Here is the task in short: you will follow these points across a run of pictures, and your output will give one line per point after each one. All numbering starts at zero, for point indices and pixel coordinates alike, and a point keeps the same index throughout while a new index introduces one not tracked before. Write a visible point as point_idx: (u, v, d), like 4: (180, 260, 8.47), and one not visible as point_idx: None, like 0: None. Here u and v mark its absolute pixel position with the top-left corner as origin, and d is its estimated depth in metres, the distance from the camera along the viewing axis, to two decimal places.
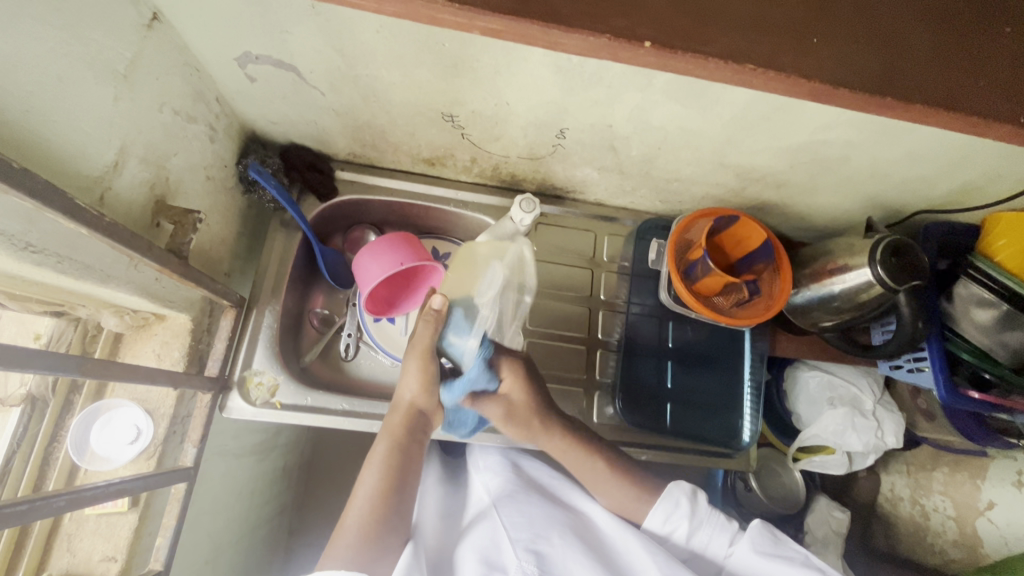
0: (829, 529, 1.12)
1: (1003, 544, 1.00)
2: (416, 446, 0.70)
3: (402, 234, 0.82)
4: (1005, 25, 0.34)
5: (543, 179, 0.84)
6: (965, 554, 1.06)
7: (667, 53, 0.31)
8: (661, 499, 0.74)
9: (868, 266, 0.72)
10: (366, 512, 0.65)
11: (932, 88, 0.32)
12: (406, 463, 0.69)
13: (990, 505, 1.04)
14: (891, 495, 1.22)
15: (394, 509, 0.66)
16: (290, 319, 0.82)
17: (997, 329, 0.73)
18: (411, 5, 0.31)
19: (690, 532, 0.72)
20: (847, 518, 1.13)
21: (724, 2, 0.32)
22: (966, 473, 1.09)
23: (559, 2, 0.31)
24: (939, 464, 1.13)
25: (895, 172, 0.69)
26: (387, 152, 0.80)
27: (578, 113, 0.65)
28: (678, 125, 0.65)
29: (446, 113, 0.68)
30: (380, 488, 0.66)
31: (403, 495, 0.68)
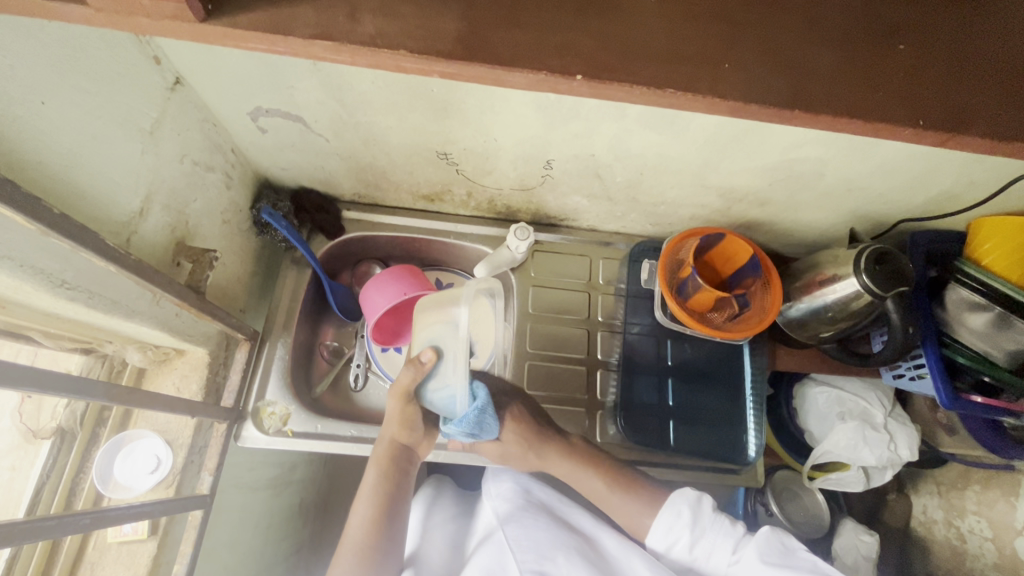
0: (858, 555, 1.09)
1: None
2: (403, 477, 0.72)
3: (405, 266, 0.87)
4: (901, 42, 0.38)
5: (536, 209, 0.88)
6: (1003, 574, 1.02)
7: (597, 84, 0.35)
8: (663, 510, 0.73)
9: (854, 276, 0.74)
10: (359, 539, 0.68)
11: (841, 100, 0.36)
12: (395, 489, 0.71)
13: None
14: (924, 518, 1.18)
15: (388, 534, 0.69)
16: (302, 352, 0.86)
17: (993, 332, 0.74)
18: (382, 57, 0.37)
19: (692, 542, 0.70)
20: (875, 542, 1.10)
21: (644, 38, 0.36)
22: (997, 490, 1.05)
23: (502, 45, 0.36)
24: (970, 482, 1.10)
25: (869, 184, 0.72)
26: (390, 190, 0.86)
27: (562, 144, 0.70)
28: (656, 151, 0.69)
29: (440, 151, 0.74)
30: (372, 517, 0.69)
31: (398, 520, 0.71)
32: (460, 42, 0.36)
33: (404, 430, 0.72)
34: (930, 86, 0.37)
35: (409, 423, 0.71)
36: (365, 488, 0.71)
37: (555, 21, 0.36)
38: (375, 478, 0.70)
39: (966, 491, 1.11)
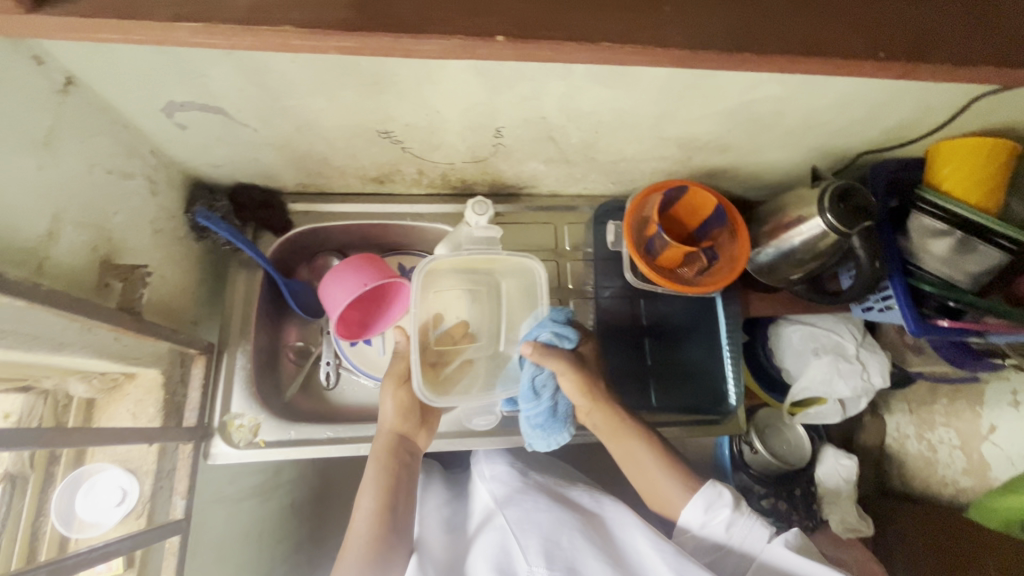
0: (839, 479, 1.16)
1: (1009, 464, 1.02)
2: (405, 467, 0.73)
3: (364, 255, 0.84)
4: None
5: (492, 179, 0.84)
6: (977, 480, 1.08)
7: (529, 43, 0.32)
8: (702, 489, 0.71)
9: (819, 216, 0.73)
10: (367, 532, 0.67)
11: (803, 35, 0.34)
12: (399, 482, 0.72)
13: (992, 429, 1.06)
14: (899, 435, 1.26)
15: (394, 527, 0.69)
16: (265, 355, 0.82)
17: (954, 257, 0.74)
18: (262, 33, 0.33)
19: (730, 521, 0.69)
20: (854, 466, 1.16)
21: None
22: (965, 401, 1.11)
23: (414, 12, 0.32)
24: (938, 397, 1.17)
25: (828, 119, 0.70)
26: (335, 176, 0.81)
27: (510, 108, 0.65)
28: (608, 106, 0.66)
29: (382, 130, 0.69)
30: (376, 510, 0.68)
31: (398, 515, 0.70)
32: (355, 12, 0.33)
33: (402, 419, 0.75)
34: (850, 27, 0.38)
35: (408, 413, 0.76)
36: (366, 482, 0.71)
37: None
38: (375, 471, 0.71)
39: (935, 406, 1.18)
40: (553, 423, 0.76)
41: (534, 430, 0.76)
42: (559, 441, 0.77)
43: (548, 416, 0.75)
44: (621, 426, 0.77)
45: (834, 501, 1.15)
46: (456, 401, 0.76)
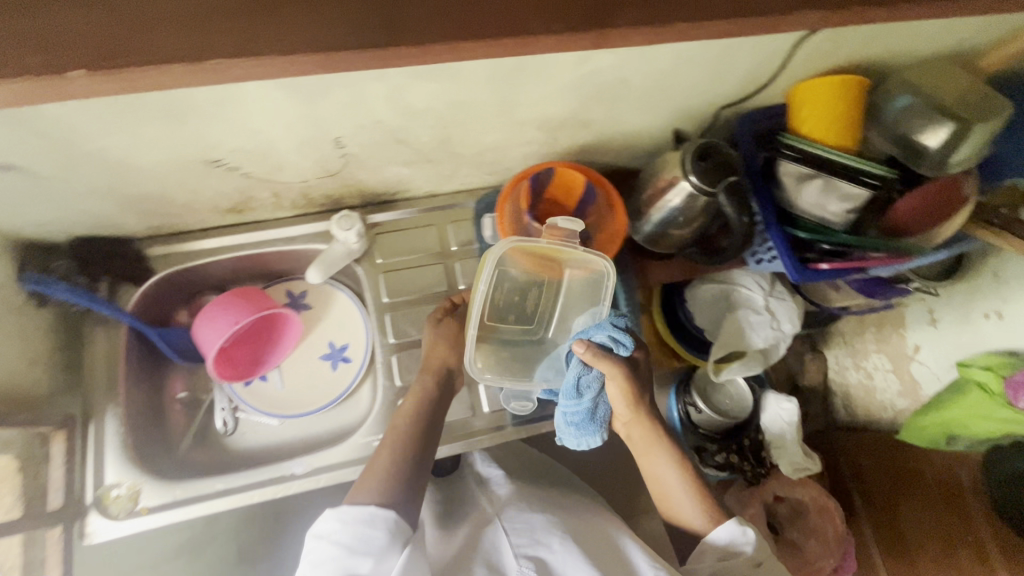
0: (782, 424, 1.16)
1: (936, 379, 1.08)
2: (440, 400, 0.73)
3: (237, 290, 0.80)
4: None
5: (360, 190, 0.80)
6: (912, 399, 1.14)
7: None
8: (726, 522, 0.74)
9: (685, 177, 0.72)
10: (385, 463, 0.66)
11: None
12: (434, 413, 0.72)
13: (917, 348, 1.12)
14: (839, 367, 1.29)
15: (417, 461, 0.67)
16: (144, 415, 0.77)
17: (824, 197, 0.75)
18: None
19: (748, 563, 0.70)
20: (795, 408, 1.15)
21: None
22: (891, 327, 1.17)
23: None
24: (868, 327, 1.22)
25: (676, 79, 0.68)
26: (185, 213, 0.75)
27: (337, 116, 0.61)
28: (444, 100, 0.62)
29: (209, 160, 0.64)
30: (400, 436, 0.68)
31: (426, 455, 0.69)
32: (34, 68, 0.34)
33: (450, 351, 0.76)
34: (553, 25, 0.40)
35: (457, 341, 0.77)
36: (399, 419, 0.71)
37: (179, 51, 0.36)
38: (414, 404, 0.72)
39: (866, 334, 1.22)
40: (588, 424, 0.74)
41: (567, 426, 0.75)
42: (593, 440, 0.76)
43: (586, 416, 0.73)
44: (656, 439, 0.79)
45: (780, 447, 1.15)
46: (499, 380, 0.76)
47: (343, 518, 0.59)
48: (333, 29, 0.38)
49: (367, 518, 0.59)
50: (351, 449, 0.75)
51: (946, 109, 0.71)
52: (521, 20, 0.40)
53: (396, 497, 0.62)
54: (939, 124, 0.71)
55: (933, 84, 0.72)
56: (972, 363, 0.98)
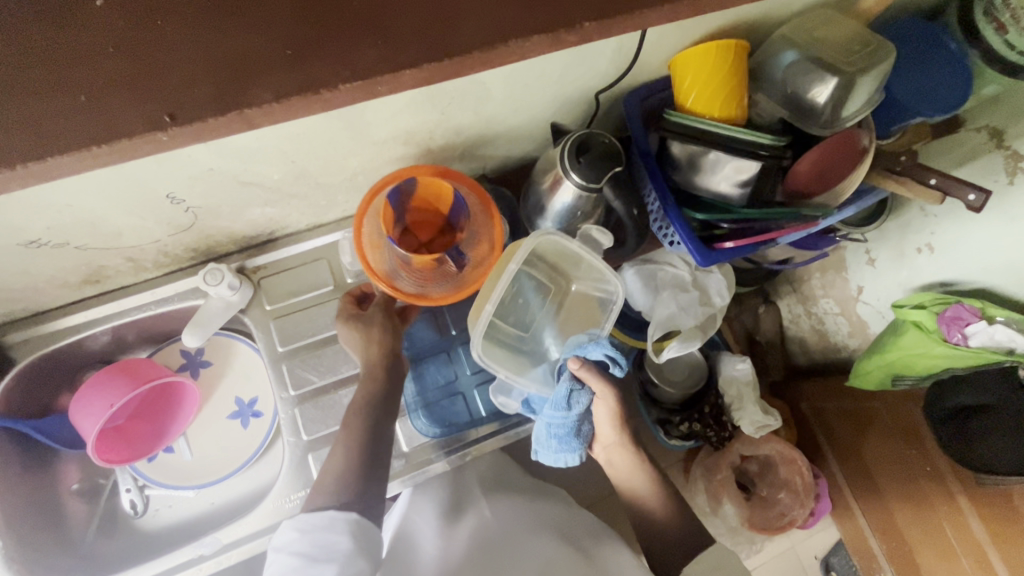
0: (739, 385, 1.11)
1: (879, 316, 1.04)
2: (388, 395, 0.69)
3: (112, 366, 0.73)
4: None
5: (229, 236, 0.73)
6: (861, 340, 1.10)
7: None
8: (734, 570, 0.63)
9: (566, 176, 0.67)
10: (335, 469, 0.62)
11: None
12: (382, 414, 0.67)
13: (860, 289, 1.07)
14: (793, 316, 1.26)
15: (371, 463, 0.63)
16: (33, 517, 0.71)
17: (717, 175, 0.71)
18: None
19: None
20: (748, 368, 1.11)
21: None
22: (834, 270, 1.12)
23: None
24: (813, 272, 1.17)
25: (537, 73, 0.62)
26: (33, 296, 0.68)
27: (158, 174, 0.54)
28: (274, 136, 0.56)
29: (24, 242, 0.57)
30: (346, 442, 0.64)
31: (376, 467, 0.63)
32: None
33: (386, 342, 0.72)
34: (330, 72, 0.37)
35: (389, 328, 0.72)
36: (349, 425, 0.66)
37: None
38: (363, 413, 0.67)
39: (812, 280, 1.18)
40: (570, 439, 0.72)
41: (549, 439, 0.73)
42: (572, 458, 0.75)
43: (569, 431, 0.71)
44: (636, 467, 0.76)
45: (738, 407, 1.10)
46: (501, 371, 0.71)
47: (303, 526, 0.55)
48: (74, 125, 0.34)
49: (327, 523, 0.55)
50: (263, 516, 0.71)
51: (828, 63, 0.67)
52: (278, 68, 0.36)
53: (353, 514, 0.57)
54: (823, 80, 0.67)
55: (813, 37, 0.67)
56: (906, 302, 0.92)
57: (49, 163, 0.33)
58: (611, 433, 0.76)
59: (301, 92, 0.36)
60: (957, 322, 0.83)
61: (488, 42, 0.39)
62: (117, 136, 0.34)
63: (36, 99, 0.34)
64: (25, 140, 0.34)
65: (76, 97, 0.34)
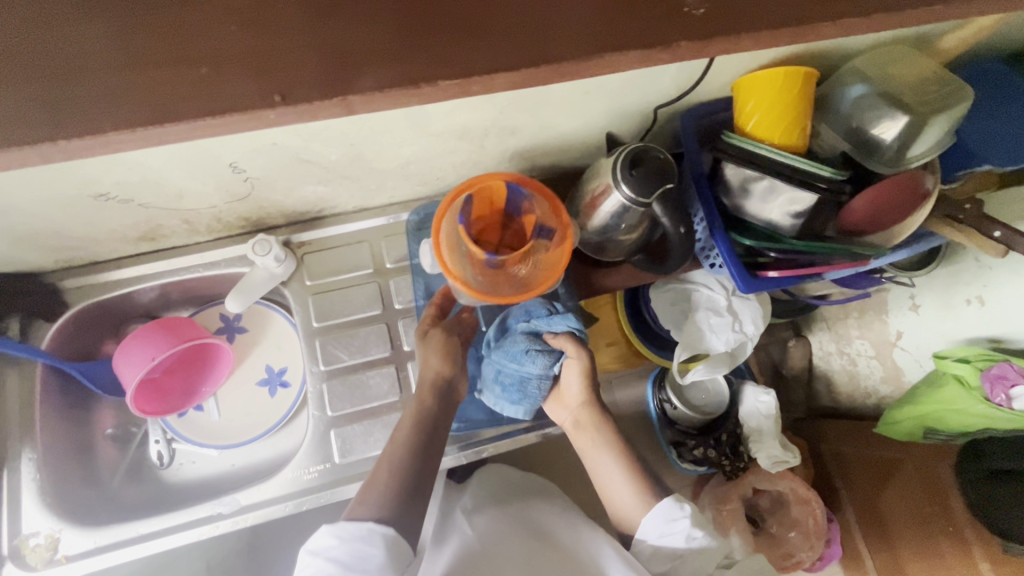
0: (760, 418, 1.10)
1: (919, 366, 1.01)
2: (444, 408, 0.71)
3: (159, 322, 0.76)
4: None
5: (280, 210, 0.75)
6: (895, 387, 1.07)
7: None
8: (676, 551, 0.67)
9: (616, 188, 0.66)
10: (392, 472, 0.64)
11: None
12: (438, 424, 0.69)
13: (899, 335, 1.03)
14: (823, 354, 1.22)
15: (422, 477, 0.65)
16: (67, 454, 0.74)
17: (769, 202, 0.69)
18: None
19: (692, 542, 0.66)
20: (773, 401, 1.09)
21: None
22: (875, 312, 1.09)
23: None
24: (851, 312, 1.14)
25: (599, 83, 0.63)
26: (91, 245, 0.71)
27: (223, 144, 0.56)
28: (341, 119, 0.57)
29: (94, 194, 0.59)
30: (402, 452, 0.66)
31: (429, 465, 0.67)
32: None
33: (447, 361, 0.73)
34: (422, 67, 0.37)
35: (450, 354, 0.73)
36: (396, 441, 0.68)
37: (12, 133, 0.34)
38: (424, 406, 0.70)
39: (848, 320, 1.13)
40: (515, 391, 0.77)
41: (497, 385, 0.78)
42: (510, 410, 0.79)
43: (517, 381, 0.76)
44: (596, 435, 0.77)
45: (756, 440, 1.09)
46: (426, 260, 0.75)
47: (343, 534, 0.57)
48: (167, 90, 0.35)
49: (365, 534, 0.57)
50: (281, 484, 0.73)
51: (898, 101, 0.65)
52: (366, 60, 0.37)
53: (395, 516, 0.61)
54: (892, 118, 0.65)
55: (887, 71, 0.65)
56: (948, 353, 0.89)
57: (150, 128, 0.35)
58: (578, 396, 0.77)
59: (402, 85, 0.37)
60: (1002, 381, 0.79)
61: (573, 53, 0.39)
62: (213, 109, 0.36)
63: (133, 65, 0.36)
64: (130, 103, 0.35)
65: (172, 68, 0.36)
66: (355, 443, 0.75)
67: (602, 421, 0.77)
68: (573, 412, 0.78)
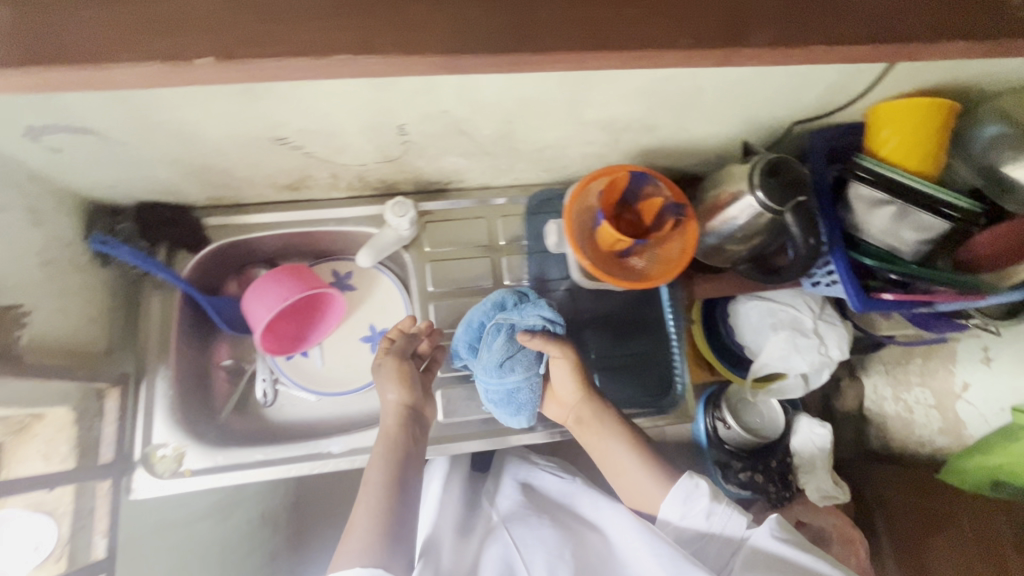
0: (813, 448, 1.09)
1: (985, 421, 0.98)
2: (415, 441, 0.70)
3: (289, 267, 0.81)
4: None
5: (415, 177, 0.80)
6: None
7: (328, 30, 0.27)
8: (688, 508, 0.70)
9: (750, 193, 0.69)
10: (371, 513, 0.63)
11: None
12: (409, 459, 0.69)
13: (966, 387, 1.00)
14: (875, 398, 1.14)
15: (401, 517, 0.64)
16: (193, 378, 0.79)
17: (896, 225, 0.71)
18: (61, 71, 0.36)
19: (708, 511, 0.69)
20: (828, 434, 1.08)
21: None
22: None
23: None
24: None
25: (750, 91, 0.66)
26: (244, 187, 0.76)
27: (404, 105, 0.61)
28: (512, 95, 0.61)
29: (275, 137, 0.64)
30: (381, 486, 0.65)
31: (407, 496, 0.66)
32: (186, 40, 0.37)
33: (408, 393, 0.72)
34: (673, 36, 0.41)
35: (408, 379, 0.73)
36: (372, 474, 0.67)
37: (302, 51, 0.38)
38: (392, 440, 0.69)
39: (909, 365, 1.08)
40: (509, 403, 0.74)
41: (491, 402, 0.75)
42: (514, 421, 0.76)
43: (506, 395, 0.73)
44: (600, 430, 0.77)
45: (808, 471, 1.10)
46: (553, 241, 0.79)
47: None
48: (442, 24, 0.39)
49: None
50: None
51: None
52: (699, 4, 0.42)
53: (385, 554, 0.60)
54: None
55: None
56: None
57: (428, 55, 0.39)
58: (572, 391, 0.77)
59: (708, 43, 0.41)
60: None
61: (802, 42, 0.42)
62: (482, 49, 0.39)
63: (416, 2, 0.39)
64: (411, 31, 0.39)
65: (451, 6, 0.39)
66: (458, 405, 0.82)
67: (606, 413, 0.77)
68: (573, 409, 0.78)
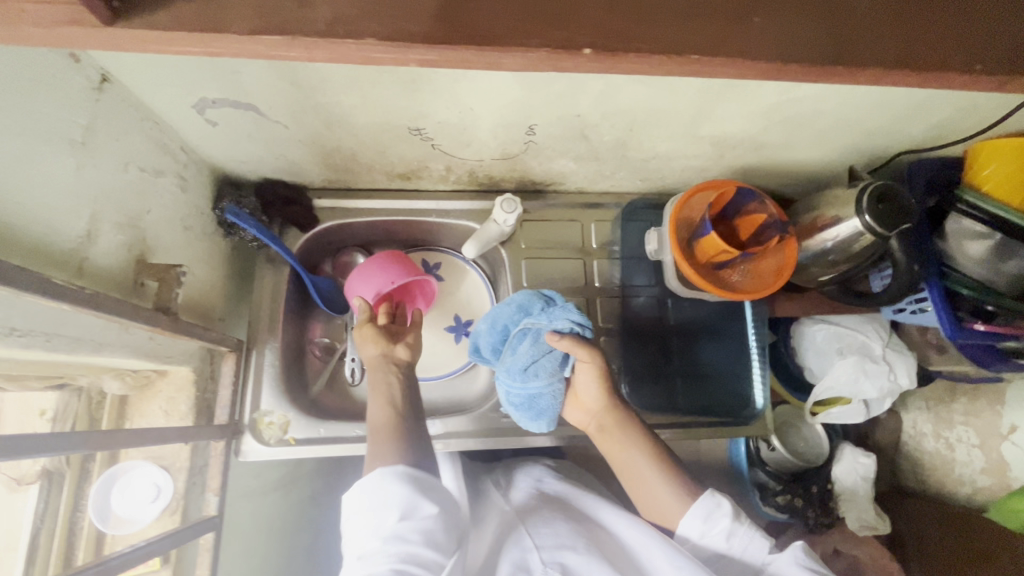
0: (858, 478, 1.04)
1: None
2: (397, 366, 0.67)
3: (389, 252, 0.84)
4: None
5: (521, 176, 0.83)
6: None
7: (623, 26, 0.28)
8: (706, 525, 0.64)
9: (857, 216, 0.71)
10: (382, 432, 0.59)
11: None
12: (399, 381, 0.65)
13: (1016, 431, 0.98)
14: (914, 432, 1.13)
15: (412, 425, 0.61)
16: (293, 352, 0.83)
17: (995, 260, 0.72)
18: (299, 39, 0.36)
19: (731, 532, 0.63)
20: (873, 464, 1.03)
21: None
22: None
23: None
24: None
25: (866, 118, 0.69)
26: (361, 172, 0.80)
27: (543, 105, 0.64)
28: (644, 105, 0.64)
29: (412, 127, 0.68)
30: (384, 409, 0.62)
31: (414, 409, 0.63)
32: (436, 21, 0.37)
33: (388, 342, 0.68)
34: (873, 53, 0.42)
35: (390, 336, 0.69)
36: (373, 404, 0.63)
37: (526, 36, 0.38)
38: (378, 371, 0.66)
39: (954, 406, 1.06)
40: (532, 404, 0.72)
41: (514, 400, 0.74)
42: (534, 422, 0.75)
43: (527, 397, 0.72)
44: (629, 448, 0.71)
45: (848, 499, 1.04)
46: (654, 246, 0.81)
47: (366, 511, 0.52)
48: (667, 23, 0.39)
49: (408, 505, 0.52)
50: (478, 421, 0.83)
51: None
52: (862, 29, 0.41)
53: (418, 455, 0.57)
54: None
55: None
56: None
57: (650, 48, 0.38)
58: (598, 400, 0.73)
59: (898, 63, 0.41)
60: None
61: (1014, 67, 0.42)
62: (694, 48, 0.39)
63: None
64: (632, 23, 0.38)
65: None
66: None
67: (631, 427, 0.72)
68: (595, 416, 0.74)
